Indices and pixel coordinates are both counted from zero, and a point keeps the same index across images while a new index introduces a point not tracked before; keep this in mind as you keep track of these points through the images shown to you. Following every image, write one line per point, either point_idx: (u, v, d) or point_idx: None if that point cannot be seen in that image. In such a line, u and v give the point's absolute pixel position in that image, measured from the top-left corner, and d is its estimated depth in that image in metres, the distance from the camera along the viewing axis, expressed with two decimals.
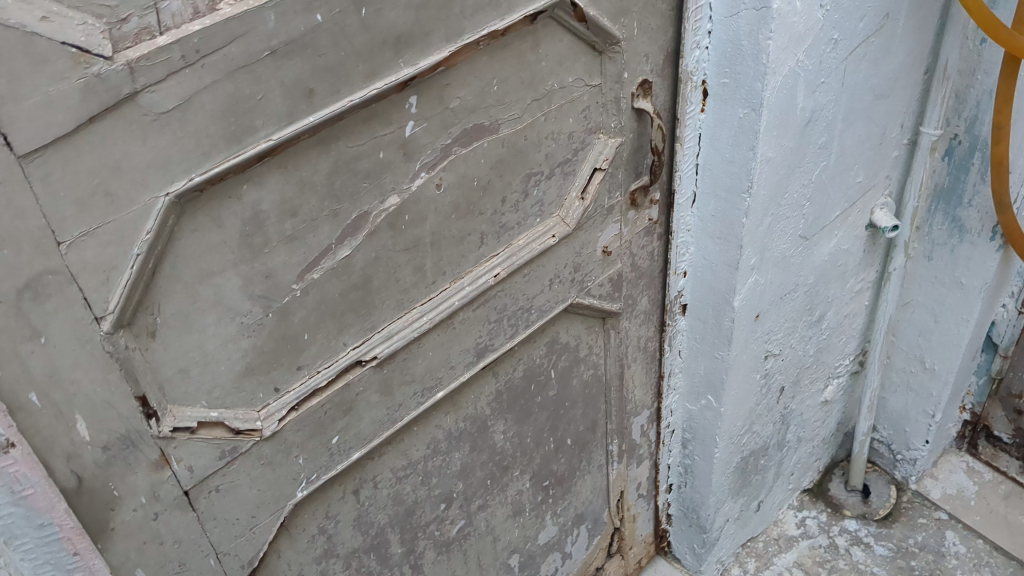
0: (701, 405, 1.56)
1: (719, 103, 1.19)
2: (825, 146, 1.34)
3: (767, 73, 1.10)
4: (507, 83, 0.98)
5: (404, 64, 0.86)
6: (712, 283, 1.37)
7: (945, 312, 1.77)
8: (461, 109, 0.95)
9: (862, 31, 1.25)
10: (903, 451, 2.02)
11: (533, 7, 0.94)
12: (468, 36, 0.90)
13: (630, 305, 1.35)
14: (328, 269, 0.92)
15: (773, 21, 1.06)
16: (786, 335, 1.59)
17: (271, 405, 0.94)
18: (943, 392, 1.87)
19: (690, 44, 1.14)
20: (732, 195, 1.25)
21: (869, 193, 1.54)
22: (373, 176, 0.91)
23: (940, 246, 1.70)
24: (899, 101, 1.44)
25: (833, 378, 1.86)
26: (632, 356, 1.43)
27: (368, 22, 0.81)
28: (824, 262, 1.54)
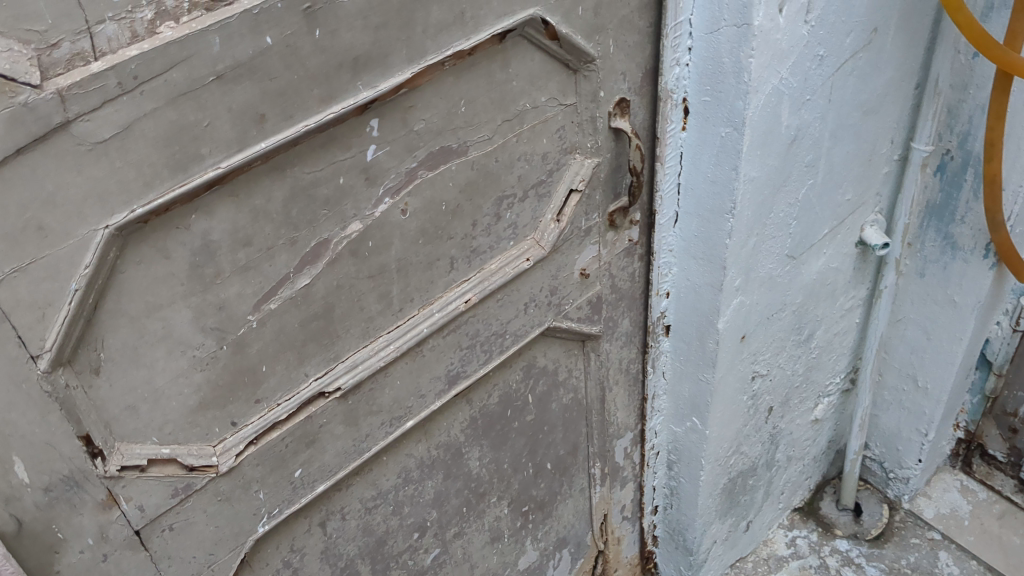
0: (685, 427, 1.52)
1: (700, 122, 1.15)
2: (812, 164, 1.30)
3: (750, 91, 1.07)
4: (475, 104, 0.94)
5: (363, 87, 0.82)
6: (696, 305, 1.33)
7: (937, 329, 1.73)
8: (427, 131, 0.91)
9: (848, 47, 1.21)
10: (896, 469, 1.98)
11: (501, 26, 0.90)
12: (431, 57, 0.86)
13: (611, 327, 1.31)
14: (286, 299, 0.88)
15: (754, 38, 1.02)
16: (774, 355, 1.55)
17: (227, 440, 0.91)
18: (936, 411, 1.83)
19: (669, 61, 1.09)
20: (715, 215, 1.21)
21: (859, 210, 1.50)
22: (333, 203, 0.87)
23: (932, 263, 1.67)
24: (888, 117, 1.41)
25: (824, 397, 1.82)
26: (614, 379, 1.39)
27: (323, 44, 0.77)
28: (812, 280, 1.50)
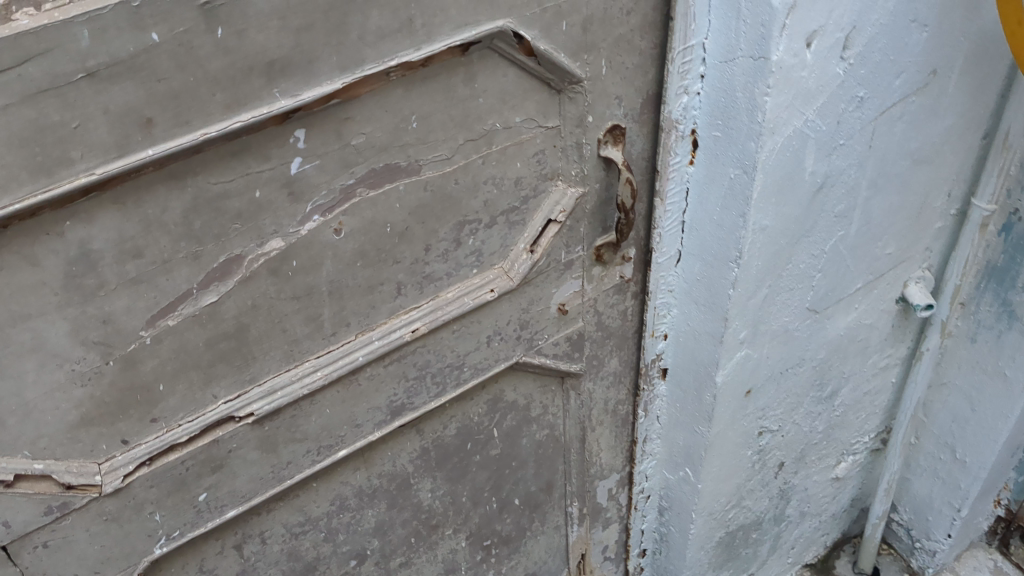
0: (678, 476, 1.40)
1: (709, 158, 1.02)
2: (844, 214, 1.15)
3: (763, 133, 0.93)
4: (431, 120, 0.83)
5: (281, 95, 0.72)
6: (695, 353, 1.21)
7: (984, 401, 1.56)
8: (367, 147, 0.81)
9: (898, 88, 1.05)
10: (924, 539, 1.83)
11: (461, 37, 0.78)
12: (370, 66, 0.75)
13: (595, 366, 1.19)
14: (188, 317, 0.80)
15: (771, 75, 0.89)
16: (788, 410, 1.41)
17: (116, 458, 0.83)
18: (973, 487, 1.67)
19: (675, 89, 0.96)
20: (719, 262, 1.08)
21: (902, 265, 1.34)
22: (247, 217, 0.78)
23: (986, 329, 1.50)
24: (946, 167, 1.24)
25: (848, 455, 1.68)
26: (598, 418, 1.27)
27: (227, 45, 0.67)
28: (838, 336, 1.36)
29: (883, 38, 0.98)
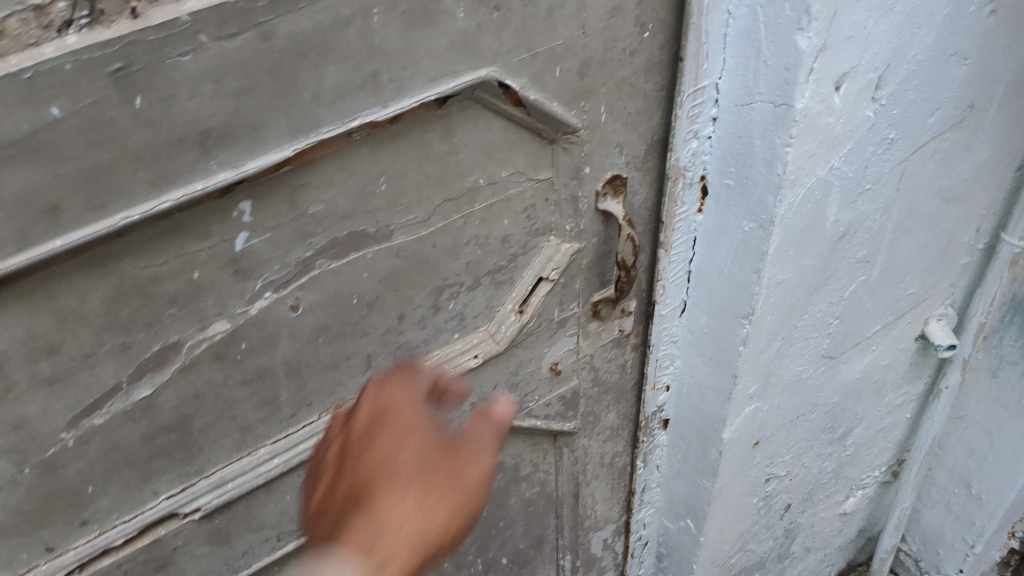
0: (678, 526, 1.30)
1: (720, 207, 0.91)
2: (866, 259, 1.04)
3: (782, 186, 0.82)
4: (403, 181, 0.72)
5: (220, 167, 0.60)
6: (700, 406, 1.10)
7: (1004, 439, 1.46)
8: (327, 215, 0.69)
9: (931, 127, 0.94)
10: (933, 571, 1.74)
11: (437, 91, 0.66)
12: (328, 128, 0.63)
13: (590, 422, 1.09)
14: (118, 413, 0.68)
15: (794, 124, 0.77)
16: (797, 455, 1.31)
17: (40, 568, 0.71)
18: (988, 525, 1.57)
19: (684, 134, 0.85)
20: (729, 317, 0.97)
21: (924, 303, 1.23)
22: (185, 301, 0.66)
23: (1010, 365, 1.39)
24: (977, 203, 1.13)
25: (858, 490, 1.57)
26: (592, 473, 1.17)
27: (149, 115, 0.55)
28: (853, 379, 1.25)
29: (919, 76, 0.86)
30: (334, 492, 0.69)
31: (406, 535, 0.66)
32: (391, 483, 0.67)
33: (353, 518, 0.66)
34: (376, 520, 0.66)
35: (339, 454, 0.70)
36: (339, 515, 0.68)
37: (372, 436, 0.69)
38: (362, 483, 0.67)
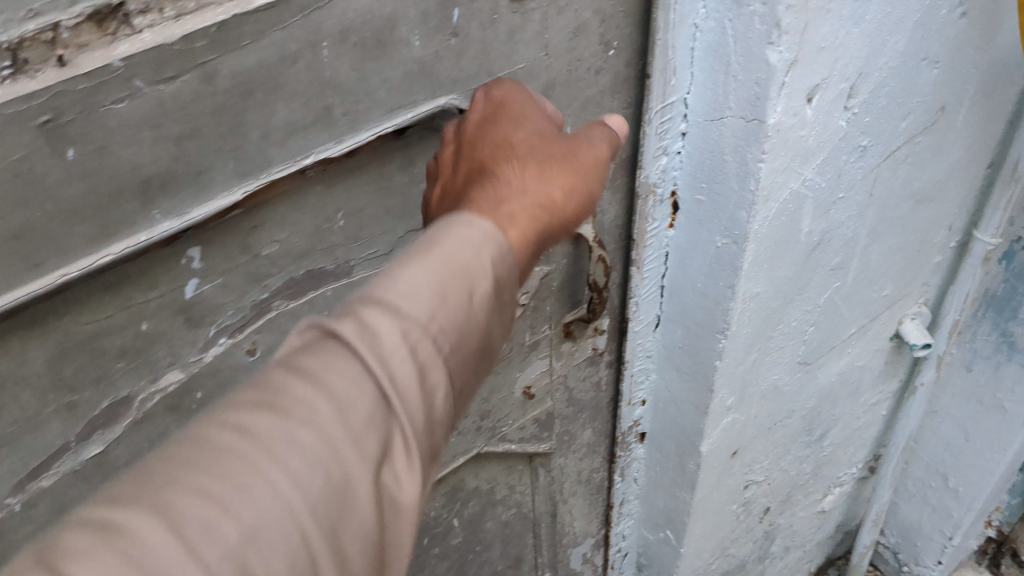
0: (658, 537, 1.27)
1: (692, 222, 0.88)
2: (841, 266, 1.02)
3: (755, 202, 0.79)
4: (362, 215, 0.68)
5: (164, 217, 0.56)
6: (677, 420, 1.08)
7: (980, 432, 1.46)
8: (282, 256, 0.66)
9: (903, 132, 0.92)
10: (912, 564, 1.74)
11: (393, 123, 0.63)
12: (279, 167, 0.60)
13: (566, 441, 1.06)
14: (67, 473, 0.64)
15: (766, 140, 0.75)
16: (775, 460, 1.29)
17: None
18: (966, 517, 1.57)
19: (653, 151, 0.82)
20: (704, 332, 0.95)
21: (899, 303, 1.22)
22: (135, 353, 0.63)
23: (983, 360, 1.38)
24: (949, 202, 1.11)
25: (836, 487, 1.56)
26: (569, 490, 1.14)
27: (84, 166, 0.51)
28: (830, 383, 1.24)
29: (891, 82, 0.84)
30: (457, 174, 0.60)
31: (532, 201, 0.56)
32: (524, 164, 0.58)
33: (484, 179, 0.57)
34: (503, 182, 0.57)
35: (458, 143, 0.62)
36: (464, 187, 0.58)
37: (502, 137, 0.60)
38: (490, 156, 0.59)
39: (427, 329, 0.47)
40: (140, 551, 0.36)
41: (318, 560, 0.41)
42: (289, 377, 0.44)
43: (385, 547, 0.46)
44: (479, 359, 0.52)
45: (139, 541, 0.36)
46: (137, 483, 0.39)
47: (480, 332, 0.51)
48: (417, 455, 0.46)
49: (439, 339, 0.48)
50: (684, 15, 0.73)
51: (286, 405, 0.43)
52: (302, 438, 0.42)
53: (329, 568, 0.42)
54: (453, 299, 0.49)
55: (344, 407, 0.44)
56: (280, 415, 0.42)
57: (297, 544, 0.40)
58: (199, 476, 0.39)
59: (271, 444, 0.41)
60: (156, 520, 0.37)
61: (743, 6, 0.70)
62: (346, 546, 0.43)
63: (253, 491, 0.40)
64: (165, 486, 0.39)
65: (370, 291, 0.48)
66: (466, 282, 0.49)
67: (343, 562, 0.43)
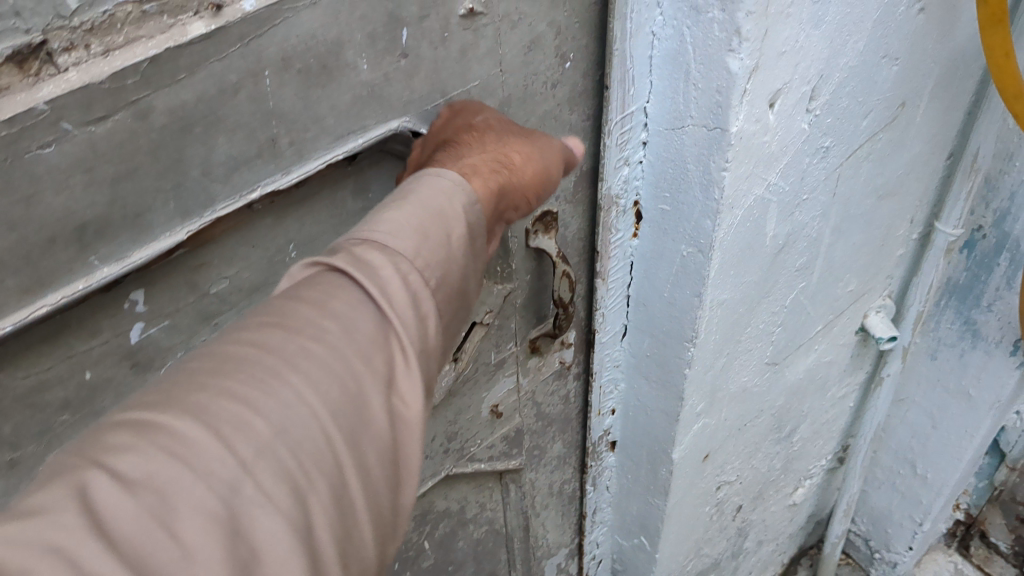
0: (632, 543, 1.26)
1: (656, 231, 0.86)
2: (806, 266, 1.01)
3: (720, 211, 0.77)
4: (315, 245, 0.65)
5: (102, 262, 0.52)
6: (647, 428, 1.06)
7: (946, 419, 1.46)
8: (232, 292, 0.62)
9: (864, 130, 0.91)
10: (883, 550, 1.74)
11: (344, 150, 0.60)
12: (223, 203, 0.56)
13: (535, 455, 1.04)
14: None
15: (729, 148, 0.73)
16: (746, 459, 1.28)
17: None
18: (935, 503, 1.58)
19: (614, 162, 0.80)
20: (672, 340, 0.93)
21: (863, 297, 1.21)
22: (79, 405, 0.58)
23: (947, 347, 1.39)
24: (910, 196, 1.11)
25: (806, 480, 1.56)
26: (541, 503, 1.12)
27: (11, 216, 0.47)
28: (798, 380, 1.23)
29: (851, 82, 0.82)
30: (419, 156, 0.63)
31: (491, 164, 0.60)
32: (482, 140, 0.62)
33: (447, 152, 0.60)
34: (463, 151, 0.60)
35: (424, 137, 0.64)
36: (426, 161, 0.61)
37: (460, 119, 0.63)
38: (451, 135, 0.62)
39: (413, 263, 0.53)
40: (177, 444, 0.40)
41: (343, 454, 0.46)
42: (298, 304, 0.49)
43: (401, 452, 0.51)
44: (459, 300, 0.57)
45: (184, 437, 0.41)
46: (176, 390, 0.44)
47: (459, 272, 0.56)
48: (414, 370, 0.51)
49: (426, 272, 0.53)
50: (641, 23, 0.71)
51: (297, 325, 0.48)
52: (315, 351, 0.47)
53: (354, 462, 0.47)
54: (436, 238, 0.54)
55: (349, 326, 0.49)
56: (293, 333, 0.47)
57: (322, 439, 0.45)
58: (230, 381, 0.44)
59: (289, 355, 0.46)
60: (199, 415, 0.42)
61: (702, 13, 0.68)
62: (367, 451, 0.48)
63: (280, 391, 0.45)
64: (201, 390, 0.43)
65: (359, 234, 0.53)
66: (446, 223, 0.55)
67: (365, 458, 0.48)
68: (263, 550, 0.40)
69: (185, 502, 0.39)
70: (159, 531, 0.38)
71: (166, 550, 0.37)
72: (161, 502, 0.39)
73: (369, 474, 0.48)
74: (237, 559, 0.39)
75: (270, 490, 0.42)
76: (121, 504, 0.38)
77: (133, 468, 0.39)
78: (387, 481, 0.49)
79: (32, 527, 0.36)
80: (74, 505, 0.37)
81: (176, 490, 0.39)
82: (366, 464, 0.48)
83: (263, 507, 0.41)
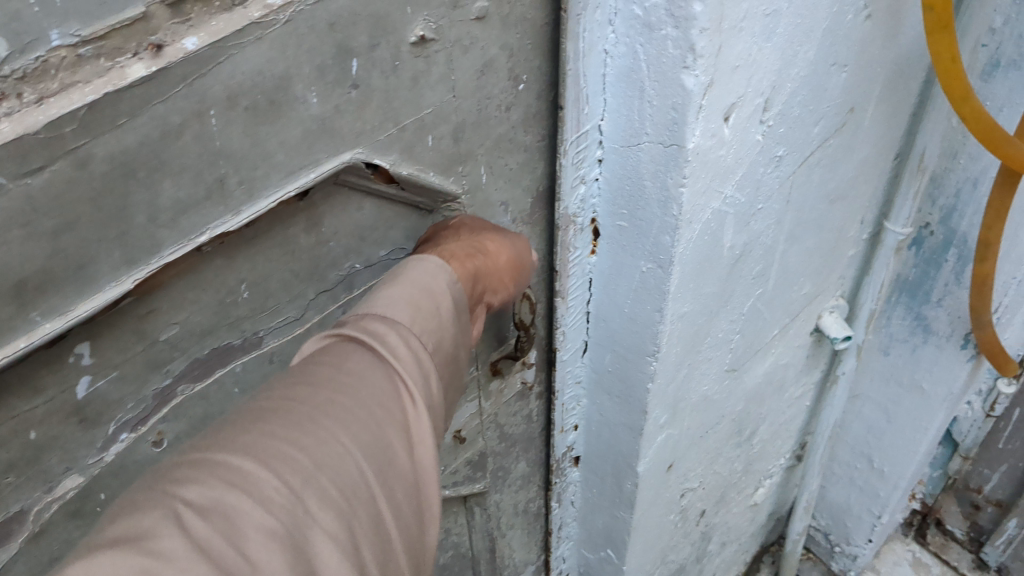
0: (599, 556, 1.25)
1: (614, 248, 0.85)
2: (762, 273, 1.01)
3: (679, 226, 0.76)
4: (269, 283, 0.63)
5: (44, 318, 0.49)
6: (611, 443, 1.05)
7: (901, 413, 1.48)
8: (183, 338, 0.60)
9: (817, 136, 0.91)
10: (843, 544, 1.76)
11: (295, 187, 0.58)
12: (171, 248, 0.53)
13: (500, 476, 1.03)
14: None
15: (686, 164, 0.72)
16: (708, 465, 1.28)
17: None
18: (893, 495, 1.59)
19: (570, 181, 0.79)
20: (634, 356, 0.92)
21: (817, 298, 1.22)
22: (25, 466, 0.55)
23: (899, 342, 1.40)
24: (860, 197, 1.11)
25: (766, 479, 1.56)
26: (507, 523, 1.10)
27: None
28: (757, 384, 1.23)
29: (803, 90, 0.82)
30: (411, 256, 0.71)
31: (469, 250, 0.69)
32: (458, 234, 0.71)
33: (432, 245, 0.69)
34: (445, 242, 0.69)
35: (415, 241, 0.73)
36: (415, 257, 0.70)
37: (440, 222, 0.72)
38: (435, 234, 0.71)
39: (412, 329, 0.61)
40: (234, 478, 0.47)
41: (373, 487, 0.53)
42: (318, 367, 0.57)
43: (419, 486, 0.58)
44: (452, 365, 0.66)
45: (240, 470, 0.48)
46: (225, 438, 0.50)
47: (450, 340, 0.65)
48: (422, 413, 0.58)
49: (423, 336, 0.62)
50: (593, 42, 0.71)
51: (320, 382, 0.55)
52: (338, 400, 0.54)
53: (382, 491, 0.54)
54: (428, 309, 0.63)
55: (365, 377, 0.56)
56: (319, 387, 0.55)
57: (354, 472, 0.52)
58: (273, 426, 0.51)
59: (317, 405, 0.54)
60: (252, 454, 0.49)
61: (655, 30, 0.67)
62: (391, 485, 0.55)
63: (316, 433, 0.52)
64: (250, 434, 0.50)
65: (361, 310, 0.61)
66: (435, 298, 0.63)
67: (390, 489, 0.55)
68: (319, 563, 0.47)
69: (250, 520, 0.45)
70: (232, 548, 0.44)
71: (244, 560, 0.44)
72: (233, 520, 0.45)
73: (395, 503, 0.55)
74: (301, 566, 0.45)
75: (318, 511, 0.48)
76: (199, 525, 0.44)
77: (201, 496, 0.45)
78: (409, 510, 0.56)
79: (130, 549, 0.41)
80: (163, 529, 0.43)
81: (240, 512, 0.45)
82: (391, 494, 0.55)
83: (314, 527, 0.47)
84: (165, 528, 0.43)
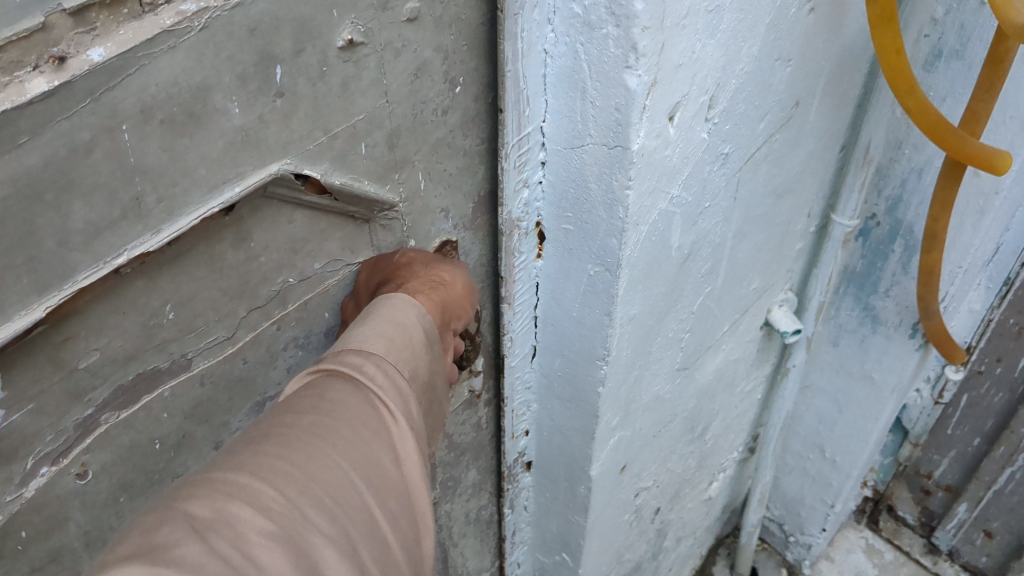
0: (553, 560, 1.23)
1: (560, 252, 0.83)
2: (710, 271, 1.00)
3: (626, 228, 0.74)
4: (196, 302, 0.60)
5: None
6: (562, 447, 1.03)
7: (851, 403, 1.48)
8: (105, 365, 0.56)
9: (762, 132, 0.89)
10: (798, 534, 1.76)
11: (218, 202, 0.55)
12: (85, 272, 0.50)
13: (450, 484, 1.00)
14: None
15: (631, 166, 0.70)
16: (662, 463, 1.27)
17: None
18: (845, 483, 1.60)
19: (513, 184, 0.77)
20: (584, 360, 0.90)
21: (766, 292, 1.21)
22: None
23: (848, 333, 1.40)
24: (807, 191, 1.10)
25: (720, 473, 1.56)
26: (459, 530, 1.08)
27: None
28: (708, 381, 1.22)
29: (748, 87, 0.81)
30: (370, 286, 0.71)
31: (429, 289, 0.71)
32: (414, 269, 0.72)
33: (395, 284, 0.70)
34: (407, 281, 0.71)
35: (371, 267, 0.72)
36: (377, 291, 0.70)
37: (391, 254, 0.73)
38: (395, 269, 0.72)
39: (389, 358, 0.63)
40: (233, 491, 0.50)
41: (366, 495, 0.56)
42: (304, 394, 0.59)
43: (411, 494, 0.61)
44: (426, 390, 0.68)
45: (237, 483, 0.51)
46: (221, 459, 0.53)
47: (425, 368, 0.67)
48: (407, 428, 0.61)
49: (399, 364, 0.64)
50: (532, 42, 0.68)
51: (308, 404, 0.58)
52: (325, 419, 0.57)
53: (375, 501, 0.57)
54: (401, 340, 0.65)
55: (350, 399, 0.59)
56: (306, 411, 0.57)
57: (346, 482, 0.55)
58: (265, 445, 0.54)
59: (308, 424, 0.56)
60: (247, 470, 0.52)
61: (595, 29, 0.65)
62: (383, 493, 0.58)
63: (308, 447, 0.55)
64: (245, 453, 0.53)
65: (338, 347, 0.63)
66: (407, 332, 0.66)
67: (383, 500, 0.58)
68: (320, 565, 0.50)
69: (252, 529, 0.48)
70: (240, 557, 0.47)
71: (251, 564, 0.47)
72: (236, 529, 0.48)
73: (388, 512, 0.58)
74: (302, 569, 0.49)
75: (315, 519, 0.51)
76: (207, 538, 0.47)
77: (203, 508, 0.49)
78: (402, 518, 0.59)
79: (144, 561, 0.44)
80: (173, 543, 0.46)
81: (242, 521, 0.49)
82: (383, 505, 0.58)
83: (313, 533, 0.51)
84: (173, 540, 0.46)
